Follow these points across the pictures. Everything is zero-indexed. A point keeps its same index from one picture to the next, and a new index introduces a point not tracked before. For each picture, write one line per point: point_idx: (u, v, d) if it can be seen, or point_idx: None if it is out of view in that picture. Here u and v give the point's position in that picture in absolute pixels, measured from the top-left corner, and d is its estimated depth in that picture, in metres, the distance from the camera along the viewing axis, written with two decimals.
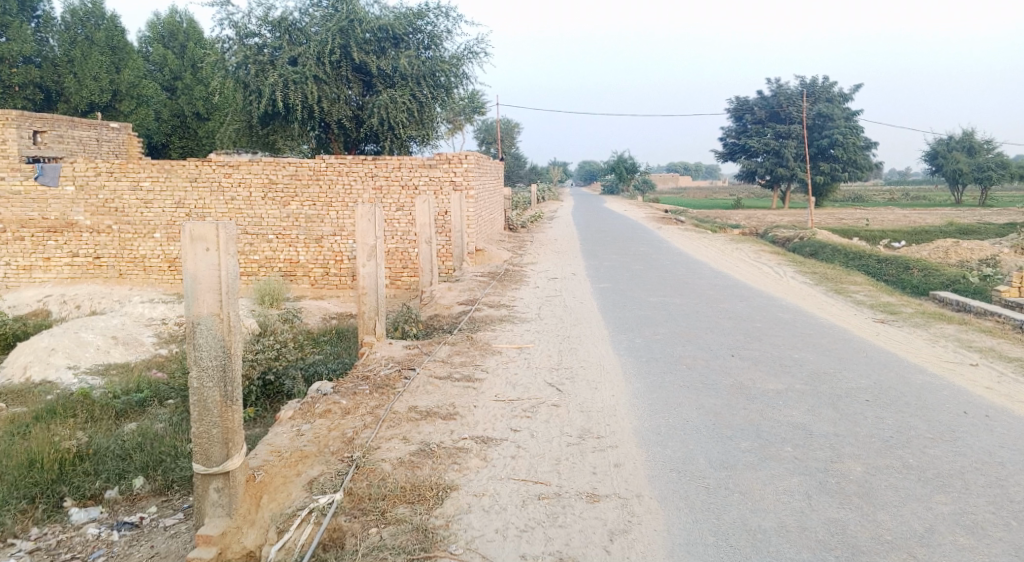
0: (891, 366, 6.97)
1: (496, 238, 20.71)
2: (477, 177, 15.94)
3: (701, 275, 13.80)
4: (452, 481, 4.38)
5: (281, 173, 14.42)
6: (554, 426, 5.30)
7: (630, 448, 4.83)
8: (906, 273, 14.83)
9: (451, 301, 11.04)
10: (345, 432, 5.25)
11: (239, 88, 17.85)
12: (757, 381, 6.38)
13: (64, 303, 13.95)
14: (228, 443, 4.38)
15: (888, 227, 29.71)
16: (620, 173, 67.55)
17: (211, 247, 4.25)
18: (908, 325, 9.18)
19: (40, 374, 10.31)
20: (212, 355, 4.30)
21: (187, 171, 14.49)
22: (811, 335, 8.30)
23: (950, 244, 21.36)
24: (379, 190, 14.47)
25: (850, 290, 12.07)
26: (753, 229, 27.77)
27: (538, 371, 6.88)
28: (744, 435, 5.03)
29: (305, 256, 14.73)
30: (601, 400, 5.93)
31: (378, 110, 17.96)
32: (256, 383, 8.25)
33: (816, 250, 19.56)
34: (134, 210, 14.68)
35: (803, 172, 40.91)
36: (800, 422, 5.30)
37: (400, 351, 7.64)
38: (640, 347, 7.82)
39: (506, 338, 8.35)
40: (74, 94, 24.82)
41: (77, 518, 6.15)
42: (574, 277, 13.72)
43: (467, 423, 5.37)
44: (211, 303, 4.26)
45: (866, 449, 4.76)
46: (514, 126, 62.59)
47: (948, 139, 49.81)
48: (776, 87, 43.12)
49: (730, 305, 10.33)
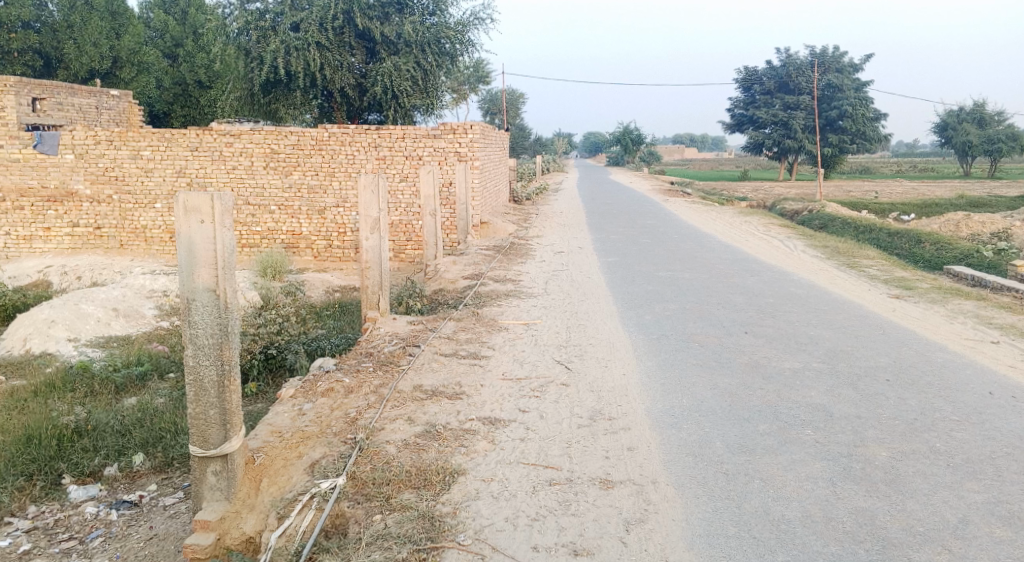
0: (910, 344, 6.75)
1: (501, 210, 20.42)
2: (483, 148, 15.63)
3: (710, 248, 13.55)
4: (459, 465, 4.21)
5: (283, 143, 14.14)
6: (564, 407, 5.11)
7: (643, 431, 4.64)
8: (919, 247, 14.55)
9: (456, 275, 10.81)
10: (348, 411, 5.07)
11: (240, 56, 17.53)
12: (773, 359, 6.18)
13: (64, 274, 13.77)
14: (227, 424, 4.21)
15: (898, 200, 29.29)
16: (625, 144, 66.82)
17: (206, 219, 4.03)
18: (925, 301, 8.93)
19: (40, 346, 10.17)
20: (209, 332, 4.11)
21: (188, 141, 14.22)
22: (826, 312, 8.08)
23: (961, 217, 21.02)
24: (383, 161, 14.18)
25: (863, 264, 11.82)
26: (760, 202, 27.38)
27: (546, 348, 6.69)
28: (761, 418, 4.84)
29: (308, 228, 14.52)
30: (611, 379, 5.74)
31: (382, 78, 17.60)
32: (258, 358, 8.09)
33: (826, 223, 19.27)
34: (134, 180, 14.43)
35: (812, 144, 40.32)
36: (820, 403, 5.11)
37: (404, 327, 7.44)
38: (651, 324, 7.61)
39: (512, 314, 8.15)
40: (73, 61, 24.37)
41: (76, 496, 6.03)
42: (581, 250, 13.47)
43: (474, 403, 5.18)
44: (207, 278, 4.06)
45: (889, 433, 4.56)
46: (519, 97, 61.93)
47: (959, 110, 49.07)
48: (785, 57, 42.48)
49: (741, 280, 10.10)
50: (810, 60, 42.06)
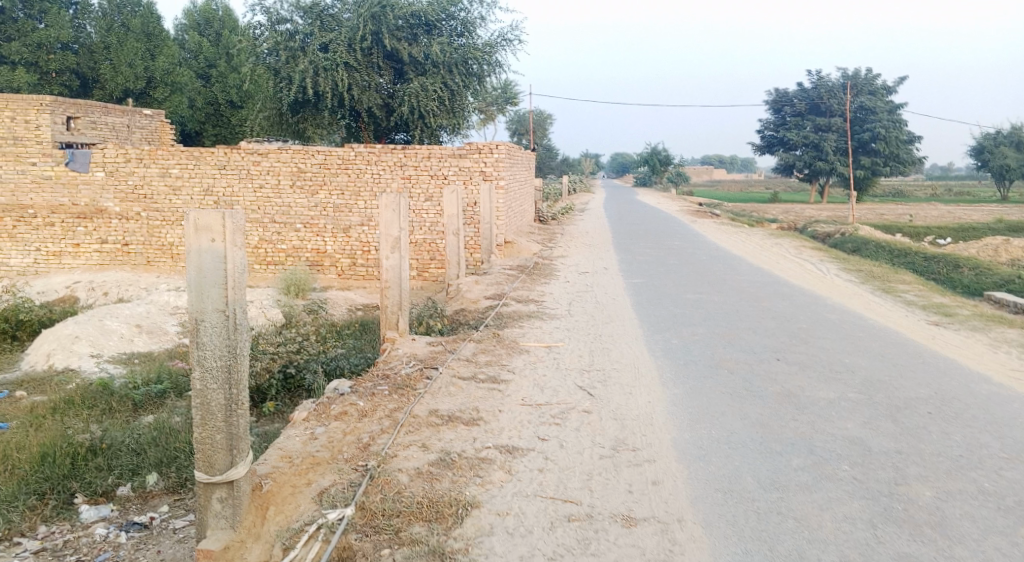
0: (952, 373, 6.42)
1: (526, 230, 20.29)
2: (508, 167, 15.52)
3: (740, 271, 13.24)
4: (473, 497, 4.00)
5: (309, 162, 14.16)
6: (584, 436, 4.89)
7: (669, 463, 4.40)
8: (957, 272, 14.09)
9: (479, 296, 10.66)
10: (360, 437, 4.89)
11: (270, 76, 17.71)
12: (806, 388, 5.90)
13: (92, 290, 13.86)
14: (233, 450, 4.05)
15: (933, 223, 28.64)
16: (653, 165, 66.56)
17: (216, 238, 3.90)
18: (965, 328, 8.56)
19: (63, 362, 10.17)
20: (217, 355, 3.96)
21: (216, 159, 14.32)
22: (862, 338, 7.76)
23: (1000, 242, 20.41)
24: (408, 180, 14.14)
25: (899, 289, 11.42)
26: (790, 225, 26.93)
27: (568, 372, 6.48)
28: (794, 451, 4.57)
29: (333, 247, 14.48)
30: (635, 407, 5.50)
31: (409, 98, 17.63)
32: (276, 377, 7.97)
33: (859, 247, 18.80)
34: (163, 197, 14.53)
35: (843, 167, 39.74)
36: (856, 436, 4.83)
37: (423, 349, 7.27)
38: (678, 349, 7.37)
39: (534, 336, 7.93)
40: (109, 81, 24.91)
41: (87, 516, 5.90)
42: (606, 271, 13.26)
43: (491, 430, 4.98)
44: (217, 299, 3.92)
45: (933, 470, 4.26)
46: (547, 117, 62.19)
47: (995, 133, 48.13)
48: (816, 79, 42.10)
49: (772, 304, 9.80)
50: (841, 82, 41.64)
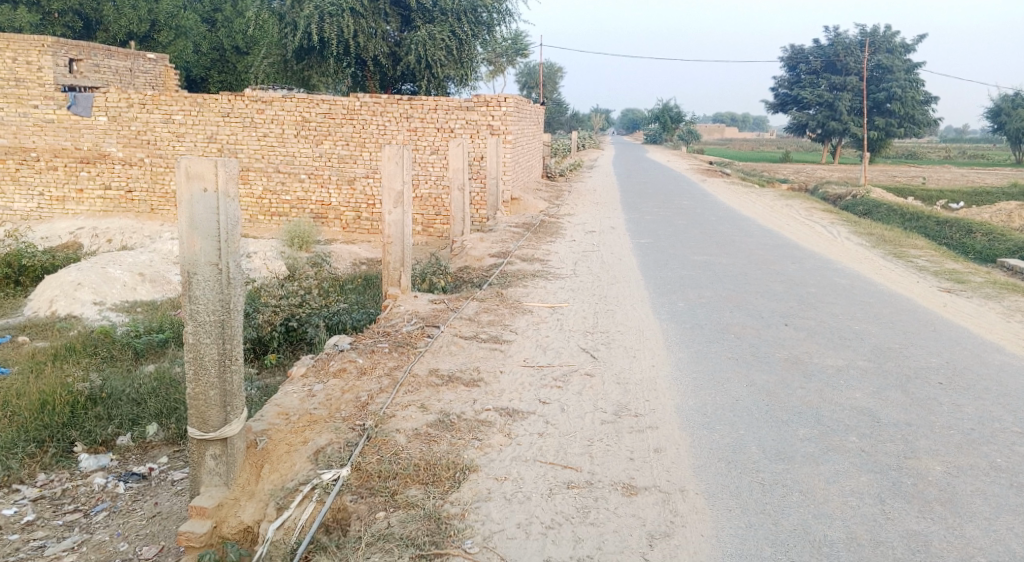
0: (964, 343, 6.28)
1: (533, 186, 20.03)
2: (516, 121, 15.21)
3: (750, 233, 13.03)
4: (471, 461, 3.91)
5: (314, 111, 13.88)
6: (587, 400, 4.79)
7: (672, 431, 4.31)
8: (970, 237, 13.84)
9: (483, 252, 10.51)
10: (359, 395, 4.80)
11: (274, 21, 17.31)
12: (815, 356, 5.78)
13: (95, 236, 13.75)
14: (227, 407, 3.96)
15: (947, 187, 28.17)
16: (664, 121, 65.61)
17: (209, 187, 3.75)
18: (978, 296, 8.38)
19: (66, 308, 10.11)
20: (211, 310, 3.84)
21: (220, 106, 14.04)
22: (872, 305, 7.61)
23: (1014, 207, 20.06)
24: (414, 132, 13.87)
25: (912, 254, 11.22)
26: (802, 185, 26.54)
27: (572, 334, 6.36)
28: (802, 421, 4.47)
29: (337, 199, 14.30)
30: (639, 371, 5.39)
31: (416, 47, 17.20)
32: (279, 329, 7.89)
33: (870, 210, 18.50)
34: (166, 144, 14.31)
35: (858, 127, 39.02)
36: (865, 407, 4.72)
37: (425, 306, 7.16)
38: (684, 312, 7.23)
39: (538, 296, 7.81)
40: (112, 23, 24.18)
41: (86, 465, 5.89)
42: (613, 231, 13.08)
43: (492, 392, 4.88)
44: (209, 251, 3.79)
45: (944, 444, 4.15)
46: (557, 70, 61.16)
47: (1014, 95, 47.08)
48: (833, 36, 41.05)
49: (781, 268, 9.63)
50: (860, 39, 40.62)
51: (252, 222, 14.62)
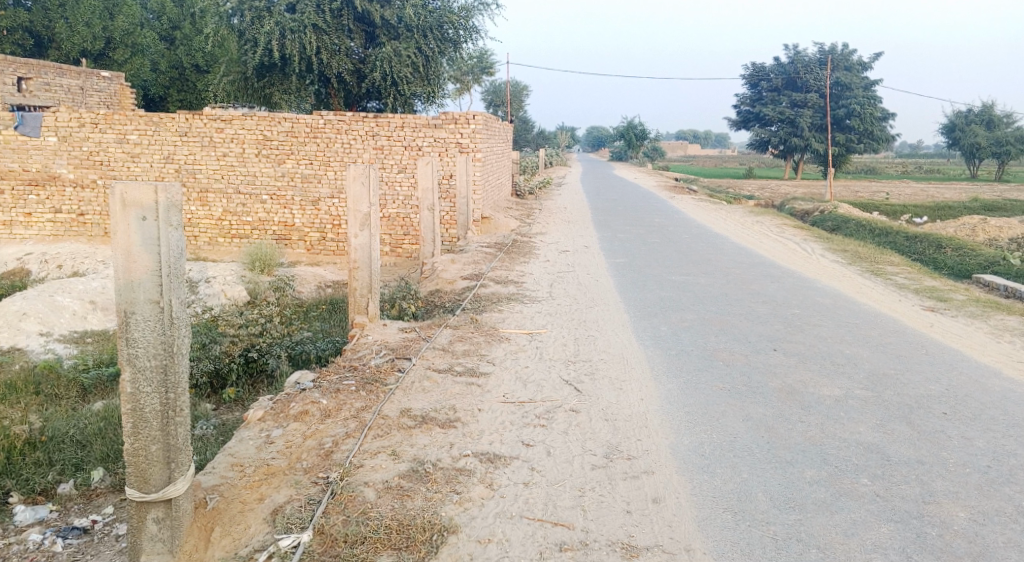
0: (959, 367, 6.03)
1: (503, 205, 19.70)
2: (485, 139, 14.87)
3: (725, 251, 12.81)
4: (450, 519, 3.49)
5: (276, 129, 13.40)
6: (573, 441, 4.41)
7: (670, 476, 3.95)
8: (939, 252, 13.80)
9: (454, 275, 10.08)
10: (323, 442, 4.33)
11: (234, 37, 16.77)
12: (809, 384, 5.48)
13: (44, 262, 12.97)
14: (172, 463, 3.48)
15: (909, 201, 28.53)
16: (629, 139, 65.66)
17: (149, 216, 3.30)
18: (963, 315, 8.19)
19: (9, 340, 9.43)
20: (152, 354, 3.37)
21: (177, 125, 13.49)
22: (859, 326, 7.36)
23: (977, 221, 20.24)
24: (381, 151, 13.45)
25: (889, 272, 11.07)
26: (769, 201, 26.58)
27: (553, 364, 5.97)
28: (807, 462, 4.13)
29: (301, 220, 13.77)
30: (628, 406, 5.02)
31: (381, 64, 16.82)
32: (237, 361, 7.32)
33: (839, 225, 18.50)
34: (120, 164, 13.65)
35: (820, 143, 39.34)
36: (872, 442, 4.41)
37: (395, 335, 6.72)
38: (668, 337, 6.89)
39: (514, 322, 7.41)
40: (65, 41, 23.71)
41: (21, 519, 5.11)
42: (587, 250, 12.75)
43: (470, 434, 4.46)
44: (149, 287, 3.33)
45: (962, 485, 3.85)
46: (523, 89, 61.01)
47: (966, 112, 48.15)
48: (793, 54, 41.67)
49: (761, 287, 9.38)
50: (818, 57, 41.30)
51: (211, 244, 13.99)
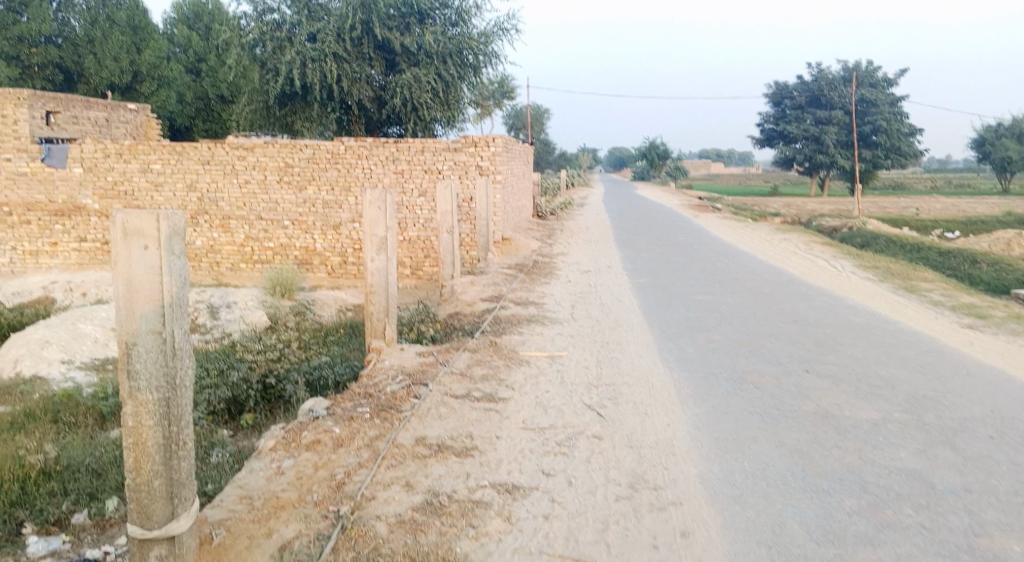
0: (1002, 388, 5.72)
1: (524, 227, 19.60)
2: (505, 162, 14.79)
3: (751, 269, 12.55)
4: (464, 555, 3.29)
5: (297, 155, 13.45)
6: (596, 470, 4.20)
7: (699, 508, 3.72)
8: (975, 268, 13.37)
9: (474, 297, 9.93)
10: (334, 473, 4.17)
11: (257, 68, 17.01)
12: (844, 408, 5.21)
13: (69, 290, 13.04)
14: (175, 498, 3.35)
15: (939, 216, 27.95)
16: (651, 159, 65.49)
17: (151, 244, 3.18)
18: (1004, 332, 7.85)
19: (31, 369, 9.43)
20: (154, 386, 3.25)
21: (199, 153, 13.61)
22: (895, 346, 7.06)
23: (1012, 236, 19.68)
24: (401, 175, 13.42)
25: (923, 289, 10.71)
26: (795, 219, 26.16)
27: (574, 389, 5.77)
28: (845, 491, 3.88)
29: (322, 244, 13.75)
30: (654, 432, 4.80)
31: (401, 91, 16.91)
32: (255, 388, 7.20)
33: (868, 242, 18.09)
34: (144, 194, 13.77)
35: (846, 160, 38.79)
36: (915, 469, 4.14)
37: (412, 360, 6.57)
38: (694, 358, 6.67)
39: (535, 345, 7.22)
40: (93, 75, 24.26)
41: (33, 550, 4.74)
42: (609, 270, 12.55)
43: (487, 462, 4.27)
44: (151, 317, 3.21)
45: (1015, 516, 3.57)
46: (544, 112, 61.30)
47: (996, 126, 47.33)
48: (816, 72, 41.34)
49: (790, 306, 9.11)
50: (843, 75, 40.91)
51: (233, 270, 14.02)
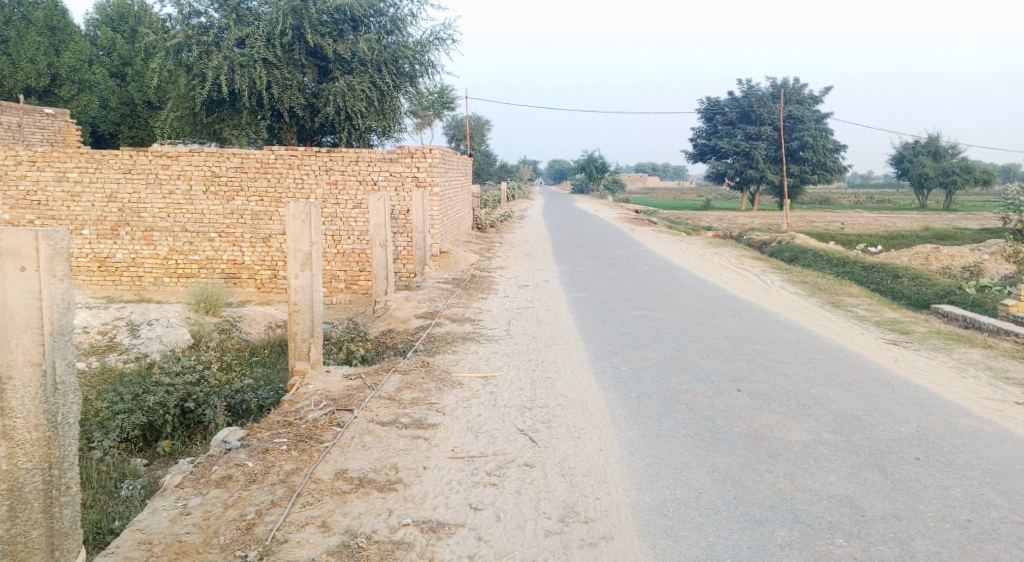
0: (927, 406, 5.80)
1: (463, 239, 19.38)
2: (442, 173, 14.58)
3: (685, 284, 12.65)
4: None
5: (224, 165, 12.95)
6: (526, 502, 4.02)
7: (630, 543, 3.58)
8: (897, 282, 13.80)
9: (409, 314, 9.66)
10: (245, 512, 3.88)
11: (181, 73, 16.28)
12: (776, 429, 5.18)
13: None
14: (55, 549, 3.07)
15: (864, 231, 28.99)
16: (590, 172, 66.20)
17: (28, 266, 2.94)
18: (927, 348, 8.04)
19: None
20: (32, 424, 2.98)
21: (120, 162, 12.98)
22: (824, 363, 7.14)
23: (931, 250, 20.51)
24: (334, 186, 13.06)
25: (850, 304, 10.96)
26: (728, 232, 26.69)
27: (507, 412, 5.59)
28: (777, 520, 3.82)
29: (251, 257, 13.21)
30: (586, 458, 4.66)
31: (334, 98, 16.48)
32: (172, 412, 6.65)
33: (797, 256, 18.56)
34: (59, 204, 13.02)
35: (775, 175, 39.94)
36: (846, 495, 4.11)
37: (339, 384, 6.27)
38: (629, 377, 6.57)
39: (468, 365, 7.02)
40: (7, 77, 22.91)
41: None
42: (546, 285, 12.45)
43: (411, 497, 4.05)
44: (28, 347, 2.94)
45: (943, 544, 3.57)
46: (484, 123, 61.32)
47: (914, 144, 49.57)
48: (746, 88, 42.47)
49: (723, 322, 9.16)
50: (772, 92, 42.14)
51: (156, 284, 13.33)
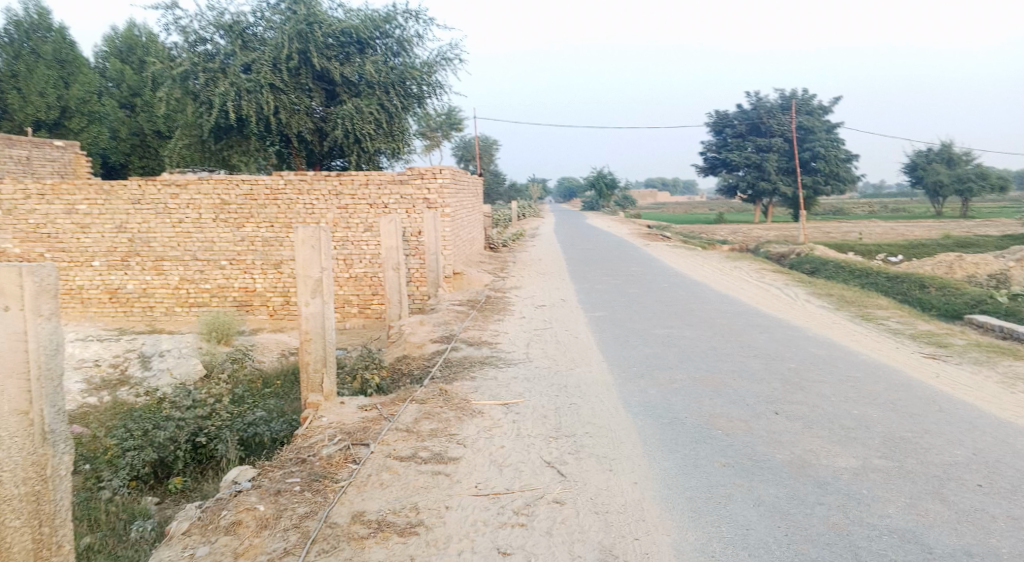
0: (980, 426, 5.42)
1: (476, 259, 19.13)
2: (454, 193, 14.37)
3: (706, 299, 12.30)
4: None
5: (234, 192, 12.80)
6: (559, 545, 3.70)
7: None
8: (924, 292, 13.37)
9: (424, 338, 9.37)
10: None
11: (188, 100, 16.18)
12: (821, 455, 4.84)
13: None
14: None
15: (882, 240, 28.49)
16: (600, 189, 65.98)
17: (12, 305, 2.87)
18: (968, 362, 7.64)
19: None
20: (19, 477, 2.94)
21: (129, 193, 12.85)
22: (862, 381, 6.76)
23: (954, 258, 20.03)
24: (345, 210, 12.86)
25: (879, 316, 10.57)
26: (743, 245, 26.26)
27: (532, 443, 5.27)
28: (835, 560, 3.48)
29: (262, 284, 13.00)
30: (620, 493, 4.34)
31: (342, 121, 16.37)
32: (184, 447, 6.38)
33: (817, 268, 18.15)
34: (69, 237, 12.89)
35: (787, 186, 39.55)
36: (906, 528, 3.77)
37: (353, 416, 5.98)
38: (658, 402, 6.24)
39: (488, 392, 6.71)
40: (18, 111, 23.19)
41: None
42: (563, 304, 12.14)
43: (433, 542, 3.75)
44: (14, 393, 2.91)
45: None
46: (491, 143, 61.53)
47: (926, 151, 49.04)
48: (755, 100, 42.21)
49: (751, 339, 8.81)
50: (781, 103, 41.86)
51: (168, 314, 13.15)
